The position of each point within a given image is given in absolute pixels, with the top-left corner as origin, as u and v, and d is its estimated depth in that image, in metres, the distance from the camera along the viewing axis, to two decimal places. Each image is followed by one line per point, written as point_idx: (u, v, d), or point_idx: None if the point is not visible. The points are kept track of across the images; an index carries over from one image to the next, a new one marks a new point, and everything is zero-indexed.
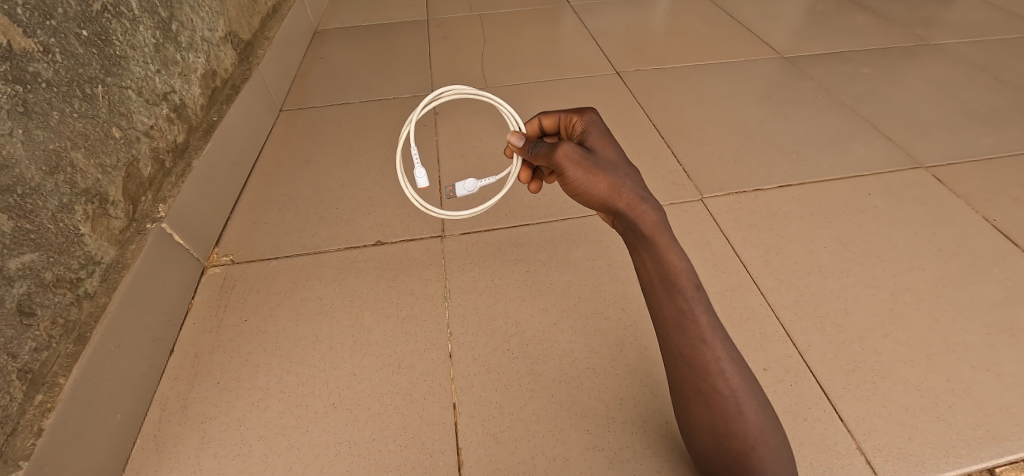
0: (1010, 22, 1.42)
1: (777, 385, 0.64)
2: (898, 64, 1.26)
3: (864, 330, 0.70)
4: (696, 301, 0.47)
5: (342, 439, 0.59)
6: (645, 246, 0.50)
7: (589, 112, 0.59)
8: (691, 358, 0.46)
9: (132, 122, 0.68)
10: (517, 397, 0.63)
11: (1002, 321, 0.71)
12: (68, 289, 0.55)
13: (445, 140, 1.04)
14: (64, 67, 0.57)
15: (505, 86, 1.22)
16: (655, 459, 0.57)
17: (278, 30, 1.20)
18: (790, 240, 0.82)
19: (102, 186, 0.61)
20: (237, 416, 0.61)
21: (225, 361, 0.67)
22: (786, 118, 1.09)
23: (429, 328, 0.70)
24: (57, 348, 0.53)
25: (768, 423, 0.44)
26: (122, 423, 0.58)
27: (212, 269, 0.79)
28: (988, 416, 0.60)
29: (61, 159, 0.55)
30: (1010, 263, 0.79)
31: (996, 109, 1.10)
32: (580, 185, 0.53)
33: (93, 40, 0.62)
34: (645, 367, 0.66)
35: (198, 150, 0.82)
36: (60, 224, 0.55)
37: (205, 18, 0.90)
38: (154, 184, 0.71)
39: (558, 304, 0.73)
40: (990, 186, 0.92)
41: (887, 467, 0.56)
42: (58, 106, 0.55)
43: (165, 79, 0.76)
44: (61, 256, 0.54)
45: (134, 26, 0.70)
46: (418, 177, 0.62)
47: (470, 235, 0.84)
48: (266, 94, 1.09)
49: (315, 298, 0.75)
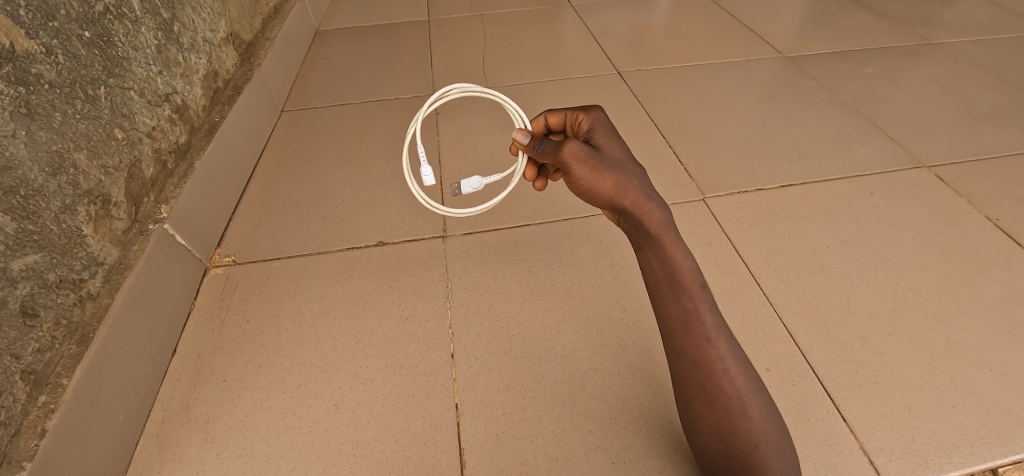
0: (1013, 21, 1.42)
1: (780, 385, 0.64)
2: (899, 64, 1.26)
3: (866, 329, 0.70)
4: (701, 300, 0.47)
5: (345, 440, 0.59)
6: (650, 245, 0.50)
7: (595, 110, 0.59)
8: (696, 357, 0.46)
9: (134, 123, 0.68)
10: (519, 397, 0.63)
11: (1005, 320, 0.71)
12: (72, 290, 0.55)
13: (447, 140, 1.04)
14: (66, 69, 0.57)
15: (506, 86, 1.22)
16: (658, 459, 0.57)
17: (279, 31, 1.20)
18: (792, 240, 0.82)
19: (105, 187, 0.61)
20: (239, 417, 0.61)
21: (227, 362, 0.67)
22: (787, 118, 1.09)
23: (431, 329, 0.70)
24: (60, 349, 0.53)
25: (772, 422, 0.44)
26: (125, 423, 0.58)
27: (214, 269, 0.79)
28: (991, 416, 0.60)
29: (64, 160, 0.55)
30: (1013, 263, 0.78)
31: (998, 108, 1.10)
32: (585, 184, 0.53)
33: (95, 40, 0.62)
34: (648, 367, 0.66)
35: (200, 151, 0.82)
36: (62, 225, 0.55)
37: (206, 19, 0.90)
38: (156, 185, 0.71)
39: (560, 304, 0.73)
40: (992, 185, 0.92)
41: (890, 468, 0.56)
42: (61, 107, 0.55)
43: (167, 80, 0.76)
44: (63, 257, 0.55)
45: (136, 27, 0.70)
46: (424, 174, 0.62)
47: (472, 235, 0.84)
48: (267, 95, 1.09)
49: (317, 299, 0.75)
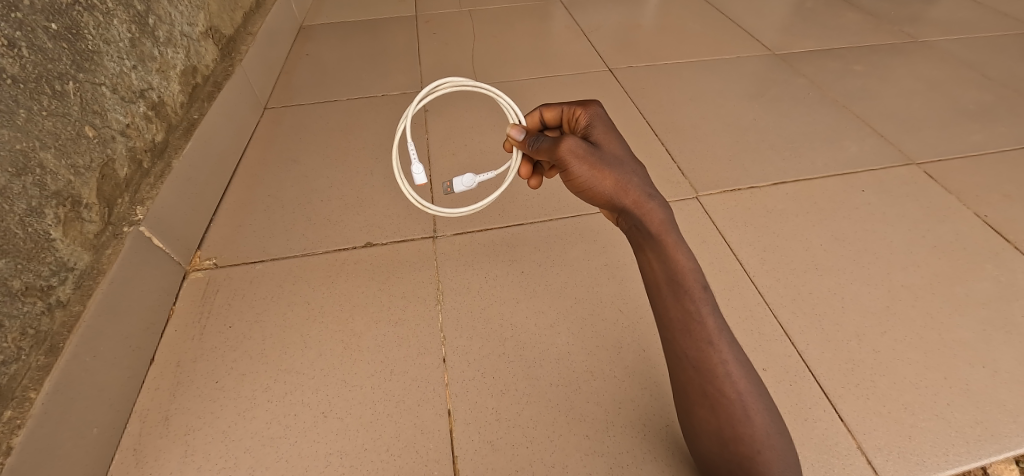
0: (996, 20, 1.44)
1: (777, 385, 0.63)
2: (887, 61, 1.27)
3: (861, 328, 0.70)
4: (702, 302, 0.46)
5: (333, 450, 0.57)
6: (651, 245, 0.48)
7: (593, 105, 0.57)
8: (698, 361, 0.44)
9: (107, 120, 0.64)
10: (513, 402, 0.61)
11: (996, 317, 0.71)
12: (39, 298, 0.52)
13: (436, 139, 1.01)
14: (30, 63, 0.53)
15: (496, 83, 1.20)
16: (656, 463, 0.56)
17: (262, 25, 1.16)
18: (785, 238, 0.82)
19: (74, 189, 0.58)
20: (221, 428, 0.59)
21: (209, 369, 0.64)
22: (778, 115, 1.09)
23: (422, 332, 0.68)
24: (27, 360, 0.50)
25: (774, 427, 0.43)
26: (99, 436, 0.55)
27: (194, 273, 0.76)
28: (985, 413, 0.60)
29: (28, 160, 0.52)
30: (1002, 260, 0.79)
31: (984, 105, 1.11)
32: (584, 181, 0.51)
33: (63, 33, 0.58)
34: (645, 369, 0.65)
35: (178, 149, 0.79)
36: (27, 228, 0.51)
37: (183, 12, 0.86)
38: (130, 186, 0.68)
39: (554, 306, 0.72)
40: (980, 182, 0.92)
41: (888, 468, 0.56)
42: (25, 104, 0.52)
43: (142, 75, 0.73)
44: (30, 263, 0.51)
45: (108, 19, 0.66)
46: (415, 173, 0.59)
47: (463, 235, 0.82)
48: (249, 91, 1.05)
49: (303, 304, 0.72)
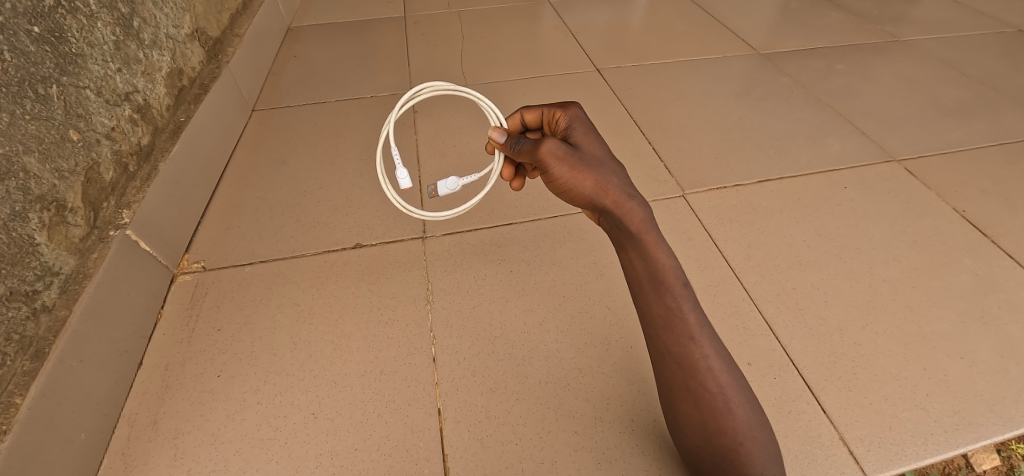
0: (974, 19, 1.47)
1: (761, 378, 0.64)
2: (869, 60, 1.29)
3: (843, 321, 0.71)
4: (684, 299, 0.47)
5: (323, 451, 0.57)
6: (632, 244, 0.49)
7: (572, 107, 0.58)
8: (681, 356, 0.45)
9: (91, 123, 0.64)
10: (503, 400, 0.62)
11: (974, 309, 0.73)
12: (24, 303, 0.52)
13: (425, 140, 1.02)
14: (14, 66, 0.52)
15: (484, 83, 1.20)
16: (644, 457, 0.57)
17: (249, 27, 1.16)
18: (770, 235, 0.83)
19: (59, 193, 0.58)
20: (210, 431, 0.59)
21: (198, 372, 0.64)
22: (763, 113, 1.11)
23: (412, 333, 0.69)
24: (13, 365, 0.50)
25: (756, 419, 0.44)
26: (87, 441, 0.55)
27: (182, 277, 0.76)
28: (961, 402, 0.62)
29: (13, 164, 0.52)
30: (979, 253, 0.81)
31: (962, 102, 1.14)
32: (565, 183, 0.52)
33: (46, 36, 0.57)
34: (631, 366, 0.66)
35: (164, 152, 0.78)
36: (11, 233, 0.51)
37: (168, 14, 0.85)
38: (116, 189, 0.68)
39: (543, 304, 0.73)
40: (957, 178, 0.95)
41: (869, 457, 0.57)
42: (8, 108, 0.51)
43: (127, 78, 0.72)
44: (14, 268, 0.51)
45: (92, 22, 0.66)
46: (399, 177, 0.59)
47: (452, 235, 0.83)
48: (236, 93, 1.05)
49: (293, 305, 0.72)
